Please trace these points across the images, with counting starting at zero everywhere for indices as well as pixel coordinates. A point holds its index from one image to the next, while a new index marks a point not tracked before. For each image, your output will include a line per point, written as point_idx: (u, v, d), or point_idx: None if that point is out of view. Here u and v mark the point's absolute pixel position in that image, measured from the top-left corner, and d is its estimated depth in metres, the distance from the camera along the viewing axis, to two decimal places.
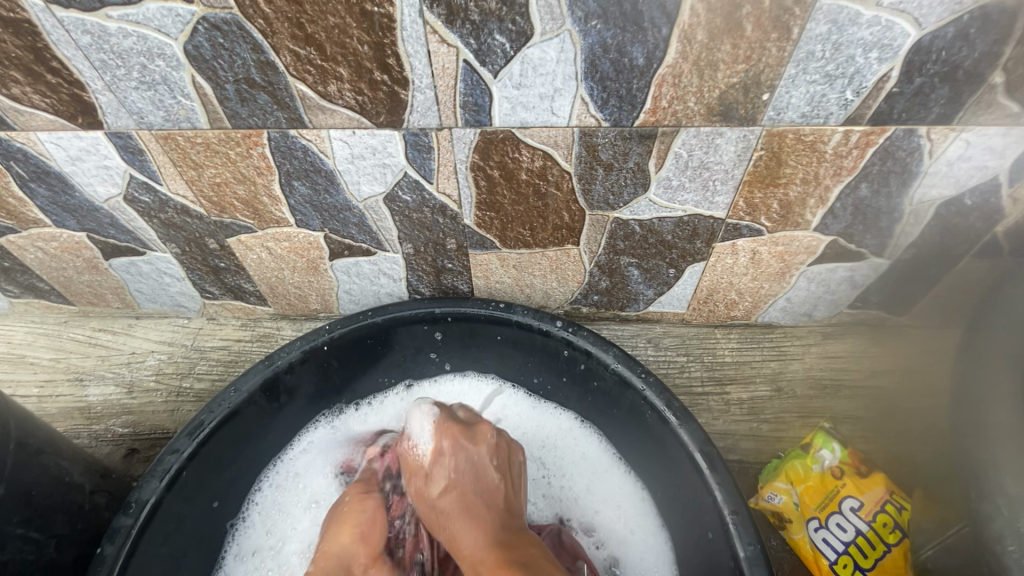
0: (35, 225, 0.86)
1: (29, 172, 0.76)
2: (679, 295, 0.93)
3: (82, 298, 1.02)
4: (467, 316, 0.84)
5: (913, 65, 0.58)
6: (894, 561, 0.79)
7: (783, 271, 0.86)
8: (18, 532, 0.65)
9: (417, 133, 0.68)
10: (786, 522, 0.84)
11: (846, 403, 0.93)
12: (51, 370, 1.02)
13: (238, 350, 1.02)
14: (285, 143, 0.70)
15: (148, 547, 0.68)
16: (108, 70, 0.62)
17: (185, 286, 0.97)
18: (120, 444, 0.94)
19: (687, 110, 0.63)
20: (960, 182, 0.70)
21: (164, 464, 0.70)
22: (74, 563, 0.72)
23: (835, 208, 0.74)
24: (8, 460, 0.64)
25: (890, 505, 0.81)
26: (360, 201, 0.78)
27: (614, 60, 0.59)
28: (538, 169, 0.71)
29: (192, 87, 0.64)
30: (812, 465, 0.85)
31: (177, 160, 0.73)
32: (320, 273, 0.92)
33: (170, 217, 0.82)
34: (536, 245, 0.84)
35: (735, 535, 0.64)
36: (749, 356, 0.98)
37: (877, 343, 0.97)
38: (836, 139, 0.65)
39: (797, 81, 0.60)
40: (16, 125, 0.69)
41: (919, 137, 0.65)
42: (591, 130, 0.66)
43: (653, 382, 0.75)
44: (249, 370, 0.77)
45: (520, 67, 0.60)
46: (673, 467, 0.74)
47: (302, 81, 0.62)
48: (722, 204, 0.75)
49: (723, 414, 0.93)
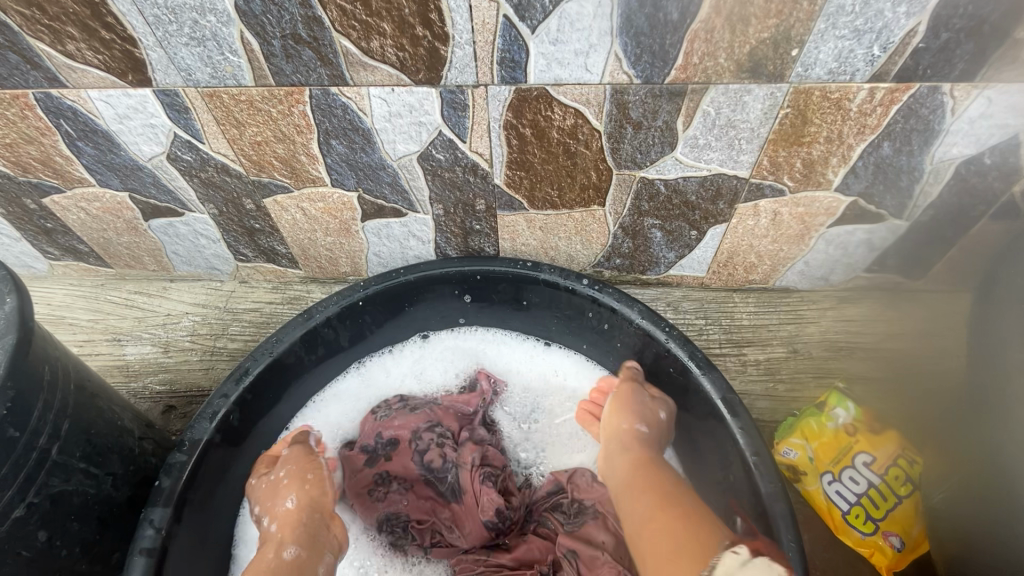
0: (79, 184, 0.89)
1: (78, 131, 0.79)
2: (699, 258, 0.96)
3: (119, 260, 1.06)
4: (496, 274, 0.87)
5: (940, 20, 0.60)
6: (905, 512, 0.82)
7: (803, 233, 0.88)
8: (81, 466, 0.69)
9: (453, 91, 0.70)
10: (801, 475, 0.87)
11: (859, 364, 0.96)
12: (90, 331, 1.05)
13: (269, 312, 1.05)
14: (326, 101, 0.72)
15: (200, 483, 0.72)
16: (161, 26, 0.65)
17: (220, 248, 1.01)
18: (158, 401, 0.97)
19: (718, 66, 0.65)
20: (980, 140, 0.72)
21: (212, 407, 0.74)
22: (128, 501, 0.75)
23: (857, 167, 0.77)
24: (70, 400, 0.68)
25: (901, 459, 0.84)
26: (395, 159, 0.80)
27: (649, 15, 0.61)
28: (570, 127, 0.74)
29: (240, 43, 0.66)
30: (827, 422, 0.88)
31: (221, 118, 0.75)
32: (351, 235, 0.95)
33: (210, 176, 0.85)
34: (563, 206, 0.86)
35: (757, 474, 0.68)
36: (766, 320, 1.00)
37: (891, 308, 0.99)
38: (862, 96, 0.67)
39: (826, 37, 0.62)
40: (69, 82, 0.72)
41: (942, 94, 0.67)
42: (623, 87, 0.68)
43: (676, 334, 0.79)
44: (289, 324, 0.81)
45: (558, 22, 0.62)
46: (695, 415, 0.78)
47: (346, 37, 0.65)
48: (746, 163, 0.77)
49: (740, 374, 0.96)
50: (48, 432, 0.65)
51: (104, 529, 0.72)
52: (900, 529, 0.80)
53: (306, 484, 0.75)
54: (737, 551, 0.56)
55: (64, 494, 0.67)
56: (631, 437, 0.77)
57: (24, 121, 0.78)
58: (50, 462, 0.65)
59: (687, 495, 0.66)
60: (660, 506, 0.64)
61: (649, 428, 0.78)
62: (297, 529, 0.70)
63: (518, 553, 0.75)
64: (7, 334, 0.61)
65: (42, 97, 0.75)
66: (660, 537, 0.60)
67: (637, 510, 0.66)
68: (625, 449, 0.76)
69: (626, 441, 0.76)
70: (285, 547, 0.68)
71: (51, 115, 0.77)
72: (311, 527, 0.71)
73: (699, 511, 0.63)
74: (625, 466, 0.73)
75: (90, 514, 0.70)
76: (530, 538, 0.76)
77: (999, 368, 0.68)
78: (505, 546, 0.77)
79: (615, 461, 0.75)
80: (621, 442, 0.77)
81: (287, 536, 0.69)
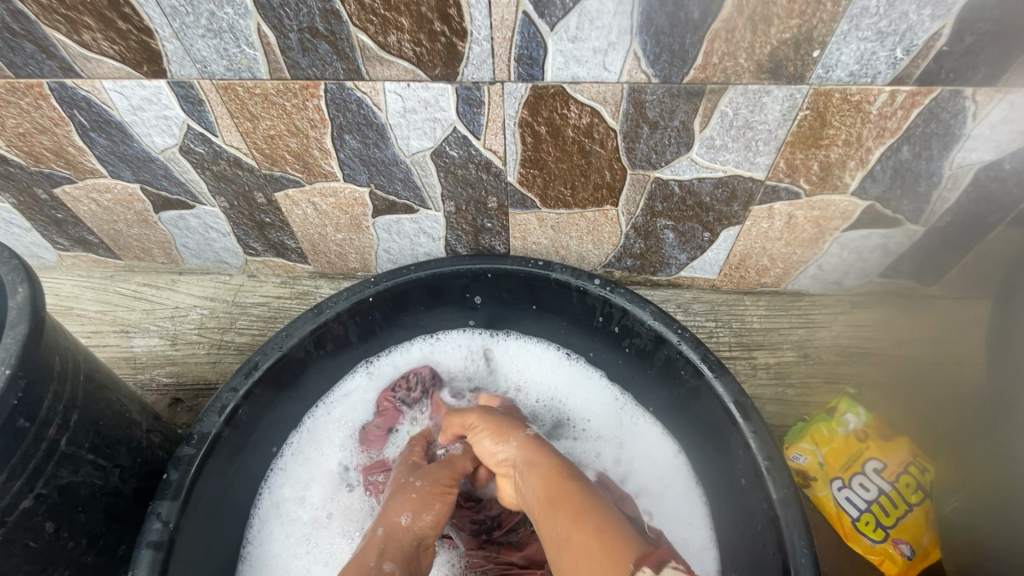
0: (91, 175, 0.89)
1: (91, 122, 0.79)
2: (711, 260, 0.95)
3: (129, 252, 1.06)
4: (507, 273, 0.86)
5: (965, 22, 0.59)
6: (916, 520, 0.80)
7: (817, 237, 0.88)
8: (89, 458, 0.68)
9: (469, 87, 0.70)
10: (810, 480, 0.86)
11: (871, 370, 0.95)
12: (97, 322, 1.05)
13: (277, 306, 1.05)
14: (340, 95, 0.72)
15: (209, 477, 0.72)
16: (178, 17, 0.65)
17: (230, 241, 1.00)
18: (165, 393, 0.96)
19: (737, 66, 0.64)
20: (1000, 146, 0.71)
21: (222, 400, 0.73)
22: (135, 494, 0.75)
23: (874, 171, 0.76)
24: (79, 391, 0.68)
25: (912, 466, 0.83)
26: (408, 155, 0.80)
27: (670, 13, 0.60)
28: (585, 127, 0.73)
29: (257, 36, 0.66)
30: (836, 428, 0.87)
31: (235, 112, 0.75)
32: (362, 231, 0.95)
33: (222, 169, 0.85)
34: (575, 205, 0.86)
35: (769, 480, 0.67)
36: (777, 323, 1.00)
37: (906, 313, 0.99)
38: (882, 99, 0.67)
39: (848, 38, 0.61)
40: (84, 72, 0.72)
41: (965, 99, 0.66)
42: (641, 87, 0.68)
43: (689, 337, 0.77)
44: (300, 318, 0.80)
45: (577, 20, 0.62)
46: (707, 418, 0.77)
47: (364, 31, 0.65)
48: (763, 165, 0.76)
49: (750, 378, 0.95)
50: (57, 423, 0.65)
51: (110, 521, 0.72)
52: (910, 537, 0.79)
53: (426, 512, 0.72)
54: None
55: (72, 485, 0.67)
56: (529, 448, 0.72)
57: (38, 111, 0.78)
58: (58, 453, 0.65)
59: (603, 507, 0.61)
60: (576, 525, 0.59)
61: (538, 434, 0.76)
62: (399, 549, 0.67)
63: (528, 551, 0.81)
64: (18, 324, 0.61)
65: (56, 87, 0.75)
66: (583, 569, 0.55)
67: (551, 530, 0.61)
68: (531, 462, 0.70)
69: (533, 449, 0.72)
70: (384, 559, 0.64)
71: (65, 106, 0.77)
72: (408, 546, 0.68)
73: (609, 541, 0.56)
74: (537, 479, 0.67)
75: (98, 506, 0.70)
76: (540, 538, 0.82)
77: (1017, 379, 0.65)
78: (515, 544, 0.82)
79: (525, 477, 0.69)
80: (516, 461, 0.72)
81: (387, 549, 0.66)
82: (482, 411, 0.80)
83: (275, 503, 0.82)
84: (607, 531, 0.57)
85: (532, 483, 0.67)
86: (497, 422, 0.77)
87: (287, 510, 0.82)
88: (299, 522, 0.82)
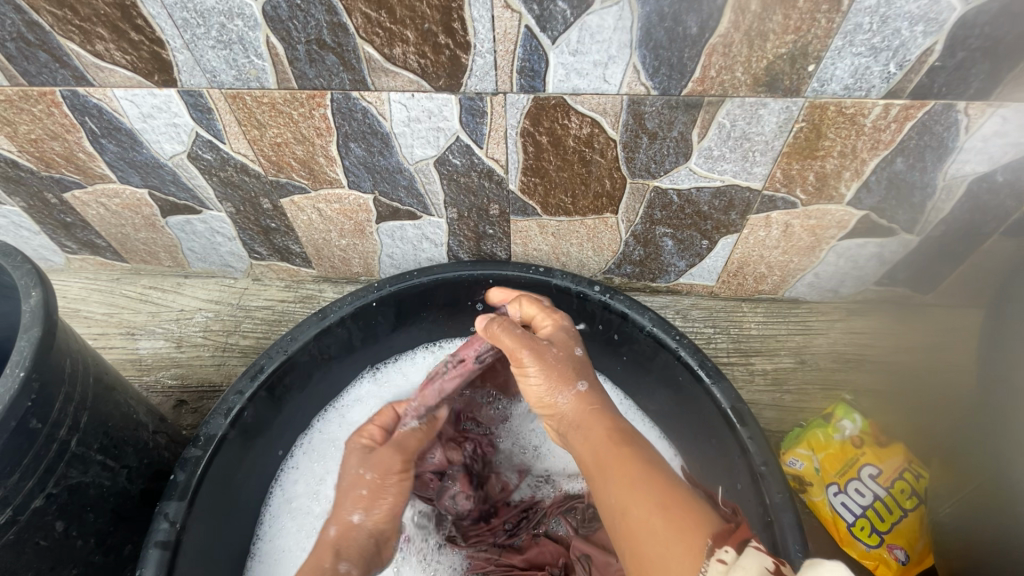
0: (101, 180, 0.90)
1: (101, 129, 0.81)
2: (709, 267, 0.97)
3: (136, 255, 1.08)
4: (509, 279, 0.87)
5: (957, 39, 0.61)
6: (910, 525, 0.81)
7: (814, 245, 0.89)
8: (98, 458, 0.70)
9: (473, 98, 0.71)
10: (807, 485, 0.87)
11: (867, 376, 0.96)
12: (104, 324, 1.06)
13: (281, 310, 1.06)
14: (346, 104, 0.74)
15: (215, 478, 0.73)
16: (189, 29, 0.66)
17: (235, 246, 1.02)
18: (169, 395, 0.98)
19: (734, 80, 0.66)
20: (993, 159, 0.72)
21: (227, 403, 0.75)
22: (142, 495, 0.76)
23: (869, 182, 0.77)
24: (89, 393, 0.69)
25: (907, 472, 0.84)
26: (412, 163, 0.81)
27: (668, 28, 0.62)
28: (585, 137, 0.75)
29: (266, 47, 0.68)
30: (833, 434, 0.88)
31: (243, 120, 0.77)
32: (366, 236, 0.96)
33: (229, 175, 0.86)
34: (575, 212, 0.87)
35: (765, 485, 0.68)
36: (775, 330, 1.01)
37: (901, 321, 1.00)
38: (877, 112, 0.68)
39: (843, 53, 0.62)
40: (96, 81, 0.74)
41: (957, 112, 0.67)
42: (640, 99, 0.69)
43: (686, 342, 0.79)
44: (305, 322, 0.82)
45: (578, 34, 0.63)
46: (704, 423, 0.78)
47: (370, 43, 0.66)
48: (760, 175, 0.78)
49: (748, 384, 0.96)
50: (68, 424, 0.66)
51: (118, 521, 0.73)
52: (905, 542, 0.80)
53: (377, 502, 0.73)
54: (724, 553, 0.45)
55: (81, 485, 0.68)
56: (583, 403, 0.65)
57: (50, 117, 0.80)
58: (69, 454, 0.66)
59: (665, 474, 0.54)
60: (637, 494, 0.52)
61: (591, 386, 0.67)
62: (354, 547, 0.70)
63: (529, 555, 0.81)
64: (32, 327, 0.63)
65: (69, 95, 0.76)
66: (646, 546, 0.49)
67: (608, 496, 0.55)
68: (578, 424, 0.64)
69: (587, 404, 0.64)
70: (341, 559, 0.68)
71: (77, 113, 0.79)
72: (366, 546, 0.71)
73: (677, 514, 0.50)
74: (592, 439, 0.61)
75: (106, 506, 0.71)
76: (541, 542, 0.82)
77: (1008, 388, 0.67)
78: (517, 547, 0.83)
79: (577, 436, 0.63)
80: (569, 416, 0.65)
81: (344, 549, 0.69)
82: (532, 343, 0.70)
83: (286, 499, 0.85)
84: (675, 506, 0.50)
85: (585, 443, 0.62)
86: (544, 366, 0.67)
87: (299, 504, 0.84)
88: (308, 516, 0.83)
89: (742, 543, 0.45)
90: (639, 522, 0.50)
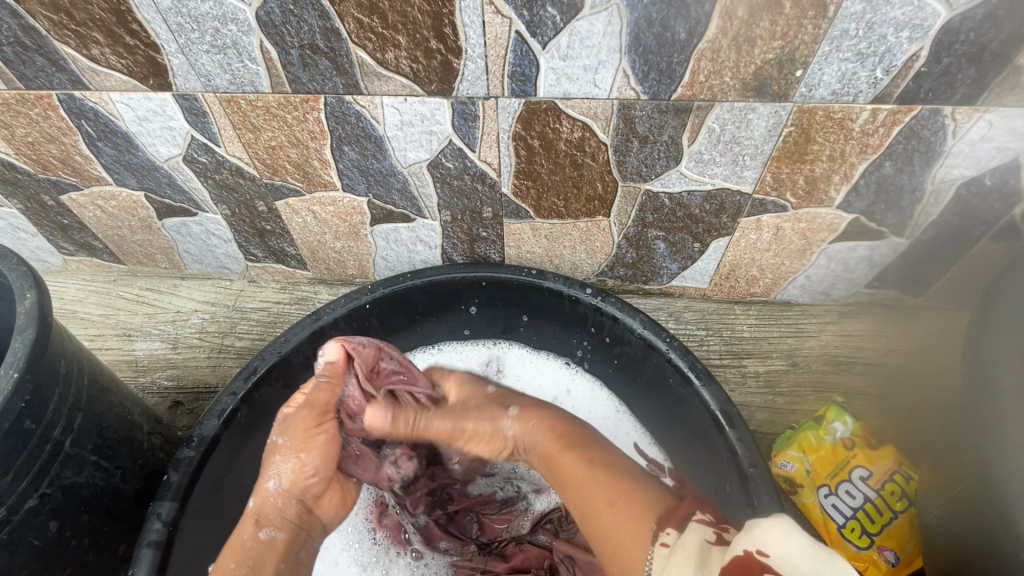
0: (97, 183, 0.91)
1: (98, 132, 0.81)
2: (702, 270, 0.97)
3: (132, 257, 1.08)
4: (501, 281, 0.88)
5: (942, 45, 0.61)
6: (900, 527, 0.82)
7: (805, 248, 0.90)
8: (92, 459, 0.70)
9: (465, 102, 0.72)
10: (797, 487, 0.87)
11: (858, 379, 0.97)
12: (101, 325, 1.07)
13: (277, 311, 1.07)
14: (340, 108, 0.74)
15: (208, 479, 0.74)
16: (184, 34, 0.67)
17: (231, 247, 1.03)
18: (165, 396, 0.98)
19: (723, 84, 0.67)
20: (981, 163, 0.73)
21: (221, 404, 0.76)
22: (136, 495, 0.77)
23: (858, 185, 0.78)
24: (83, 394, 0.70)
25: (898, 475, 0.84)
26: (406, 166, 0.82)
27: (657, 34, 0.62)
28: (577, 141, 0.75)
29: (260, 52, 0.68)
30: (824, 436, 0.88)
31: (238, 123, 0.78)
32: (360, 238, 0.97)
33: (224, 178, 0.87)
34: (568, 215, 0.88)
35: (752, 486, 0.69)
36: (767, 332, 1.01)
37: (892, 323, 1.00)
38: (864, 117, 0.69)
39: (830, 59, 0.63)
40: (92, 84, 0.74)
41: (944, 117, 0.68)
42: (630, 103, 0.70)
43: (677, 345, 0.80)
44: (299, 324, 0.83)
45: (568, 39, 0.64)
46: (695, 425, 0.79)
47: (363, 48, 0.67)
48: (750, 179, 0.78)
49: (740, 386, 0.97)
50: (62, 425, 0.67)
51: (112, 521, 0.74)
52: (895, 543, 0.81)
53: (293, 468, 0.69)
54: (666, 536, 0.47)
55: (75, 485, 0.69)
56: (524, 425, 0.67)
57: (46, 121, 0.81)
58: (63, 454, 0.67)
59: (616, 467, 0.56)
60: (591, 499, 0.55)
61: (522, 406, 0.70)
62: (276, 515, 0.67)
63: (515, 562, 0.80)
64: (27, 329, 0.63)
65: (65, 99, 0.77)
66: (605, 541, 0.51)
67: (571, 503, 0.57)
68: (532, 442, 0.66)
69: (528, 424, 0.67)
70: (261, 527, 0.65)
71: (73, 116, 0.79)
72: (290, 513, 0.68)
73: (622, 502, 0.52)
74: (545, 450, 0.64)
75: (100, 506, 0.72)
76: (525, 548, 0.82)
77: (992, 387, 0.68)
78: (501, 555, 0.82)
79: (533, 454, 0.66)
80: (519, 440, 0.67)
81: (264, 516, 0.66)
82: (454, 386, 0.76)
83: None
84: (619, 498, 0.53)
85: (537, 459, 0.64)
86: (469, 417, 0.71)
87: None
88: None
89: (683, 522, 0.47)
90: (597, 518, 0.53)
